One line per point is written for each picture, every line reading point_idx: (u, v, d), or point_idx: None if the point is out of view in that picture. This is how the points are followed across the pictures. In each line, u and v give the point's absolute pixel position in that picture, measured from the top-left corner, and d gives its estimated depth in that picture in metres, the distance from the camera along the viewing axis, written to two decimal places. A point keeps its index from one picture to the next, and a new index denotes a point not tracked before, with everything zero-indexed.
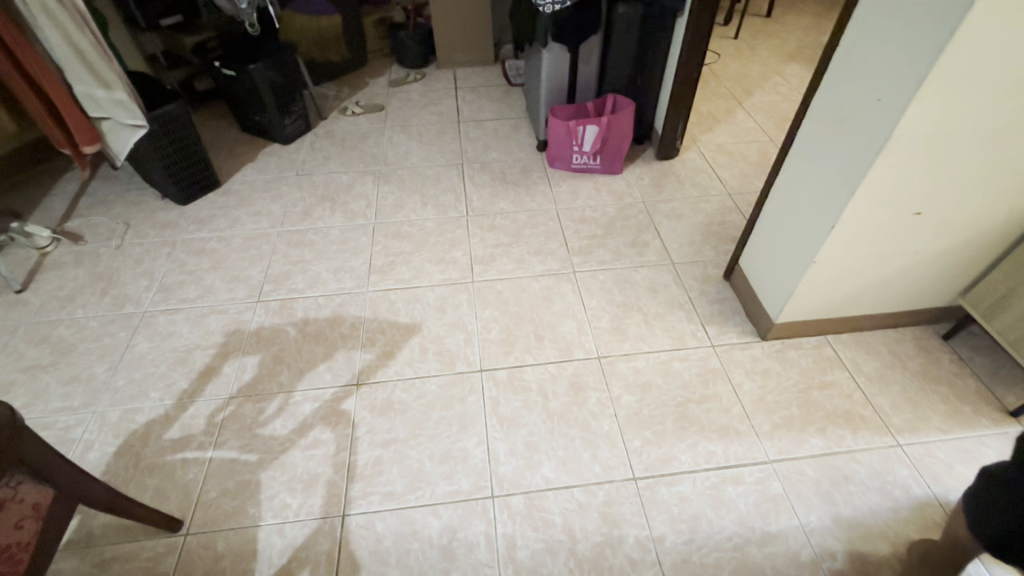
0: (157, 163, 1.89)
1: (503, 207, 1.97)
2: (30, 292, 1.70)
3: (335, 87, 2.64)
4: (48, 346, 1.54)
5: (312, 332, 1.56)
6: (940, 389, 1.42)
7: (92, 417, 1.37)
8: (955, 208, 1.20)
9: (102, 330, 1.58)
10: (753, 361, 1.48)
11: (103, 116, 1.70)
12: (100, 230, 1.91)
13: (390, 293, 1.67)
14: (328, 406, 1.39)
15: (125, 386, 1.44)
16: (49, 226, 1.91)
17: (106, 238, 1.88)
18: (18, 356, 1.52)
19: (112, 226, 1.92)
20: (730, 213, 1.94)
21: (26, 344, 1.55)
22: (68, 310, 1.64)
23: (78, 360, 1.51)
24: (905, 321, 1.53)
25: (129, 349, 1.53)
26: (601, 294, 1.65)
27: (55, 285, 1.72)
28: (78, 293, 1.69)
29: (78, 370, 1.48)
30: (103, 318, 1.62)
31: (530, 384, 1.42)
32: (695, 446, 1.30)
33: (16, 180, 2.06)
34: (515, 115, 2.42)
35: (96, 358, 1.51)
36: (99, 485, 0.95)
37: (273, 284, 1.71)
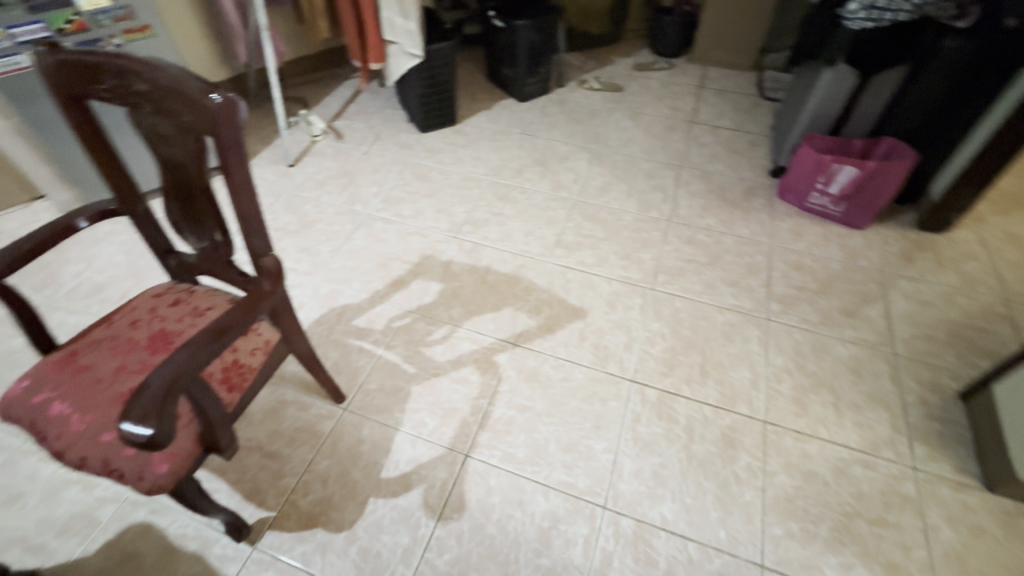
0: (416, 91, 2.14)
1: (708, 222, 1.83)
2: (297, 169, 2.08)
3: (582, 58, 2.67)
4: (296, 217, 1.88)
5: (490, 281, 1.66)
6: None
7: (309, 284, 1.65)
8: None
9: (335, 217, 1.88)
10: (966, 510, 1.18)
11: (394, 41, 1.95)
12: (356, 135, 2.24)
13: (569, 271, 1.68)
14: (484, 352, 1.47)
15: (338, 269, 1.70)
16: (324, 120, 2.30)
17: (359, 142, 2.20)
18: (276, 216, 1.89)
19: (366, 134, 2.24)
20: (996, 320, 1.54)
21: (283, 209, 1.91)
22: (317, 193, 1.98)
23: (312, 235, 1.81)
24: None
25: (349, 241, 1.79)
26: (789, 354, 1.46)
27: (315, 169, 2.08)
28: (328, 181, 2.03)
29: (311, 243, 1.79)
30: (338, 208, 1.91)
31: (679, 416, 1.33)
32: (849, 568, 1.10)
33: (314, 77, 2.51)
34: (757, 130, 2.20)
35: (325, 239, 1.80)
36: (304, 344, 1.14)
37: (471, 226, 1.84)
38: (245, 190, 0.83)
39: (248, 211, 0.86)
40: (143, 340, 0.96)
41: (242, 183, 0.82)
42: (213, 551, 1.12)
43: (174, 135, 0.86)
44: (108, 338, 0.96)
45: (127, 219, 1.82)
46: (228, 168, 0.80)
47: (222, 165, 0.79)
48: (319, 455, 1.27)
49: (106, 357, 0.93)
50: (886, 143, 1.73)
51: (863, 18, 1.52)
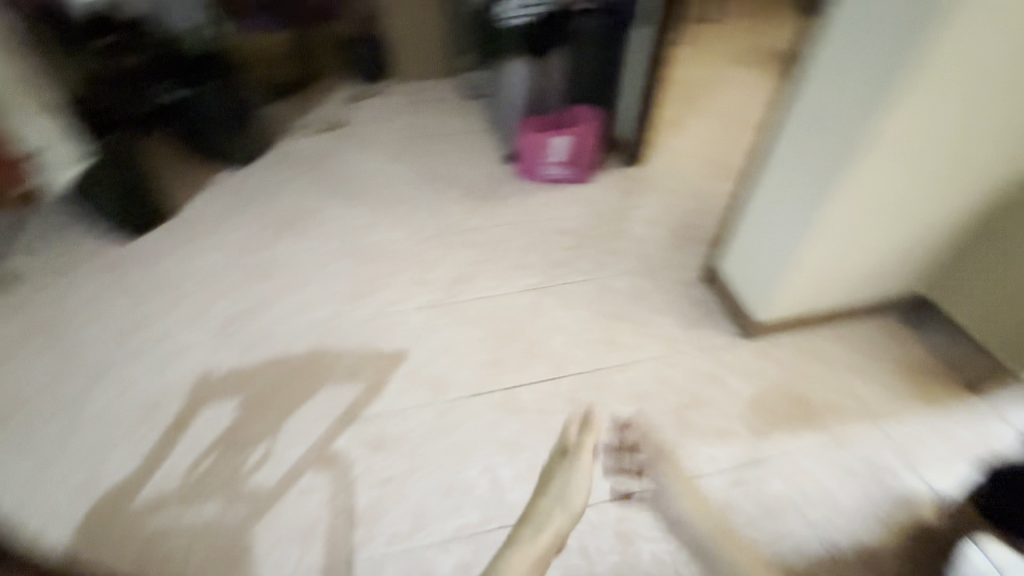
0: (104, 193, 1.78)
1: (475, 221, 1.93)
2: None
3: (290, 105, 2.53)
4: None
5: (290, 370, 1.47)
6: (920, 380, 1.46)
7: (56, 485, 1.26)
8: (937, 198, 1.24)
9: (53, 386, 1.44)
10: (745, 361, 1.50)
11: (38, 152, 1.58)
12: (37, 274, 1.74)
13: (370, 320, 1.60)
14: (317, 447, 1.31)
15: (90, 448, 1.32)
16: None
17: (44, 281, 1.71)
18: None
19: (51, 268, 1.76)
20: (700, 216, 1.98)
21: None
22: (10, 370, 1.49)
23: (28, 424, 1.37)
24: (887, 306, 1.58)
25: (87, 406, 1.40)
26: (587, 305, 1.65)
27: None
28: (19, 347, 1.54)
29: (30, 435, 1.35)
30: (50, 373, 1.47)
31: (528, 404, 1.39)
32: (697, 451, 1.31)
33: None
34: (480, 126, 2.39)
35: (50, 419, 1.38)
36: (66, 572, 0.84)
37: (241, 320, 1.60)
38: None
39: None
40: None
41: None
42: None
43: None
44: None
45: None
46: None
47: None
48: None
49: None
50: (582, 110, 2.05)
51: (523, 14, 1.80)
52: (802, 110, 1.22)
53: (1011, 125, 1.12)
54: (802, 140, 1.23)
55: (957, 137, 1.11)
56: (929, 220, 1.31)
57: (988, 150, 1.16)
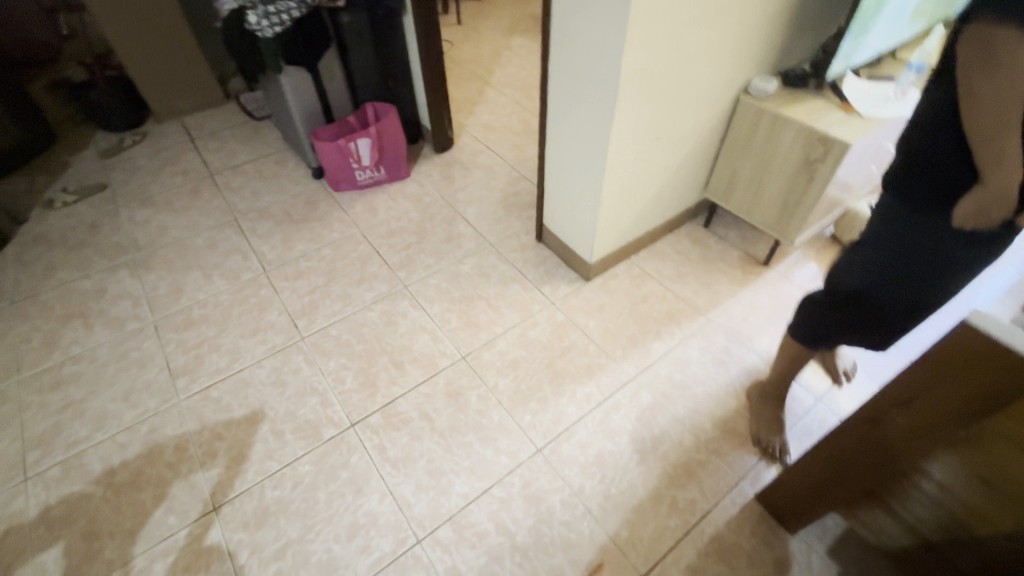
0: None
1: (300, 248, 1.80)
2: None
3: (25, 177, 2.06)
4: None
5: (126, 480, 1.24)
6: (725, 269, 1.73)
7: None
8: (688, 115, 1.44)
9: None
10: (592, 301, 1.63)
11: None
12: None
13: (209, 390, 1.41)
14: (186, 552, 1.13)
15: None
16: None
17: None
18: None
19: None
20: (518, 182, 2.08)
21: None
22: None
23: None
24: (685, 216, 1.83)
25: None
26: (439, 297, 1.64)
27: None
28: None
29: None
30: None
31: (409, 413, 1.36)
32: (575, 395, 1.41)
33: None
34: (275, 148, 2.21)
35: None
36: None
37: (37, 450, 1.30)
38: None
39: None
40: None
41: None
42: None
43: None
44: None
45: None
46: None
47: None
48: None
49: None
50: (372, 108, 1.98)
51: (268, 26, 1.61)
52: (565, 70, 1.30)
53: (723, 47, 1.33)
54: (574, 96, 1.32)
55: (687, 65, 1.29)
56: (689, 133, 1.51)
57: (712, 71, 1.37)
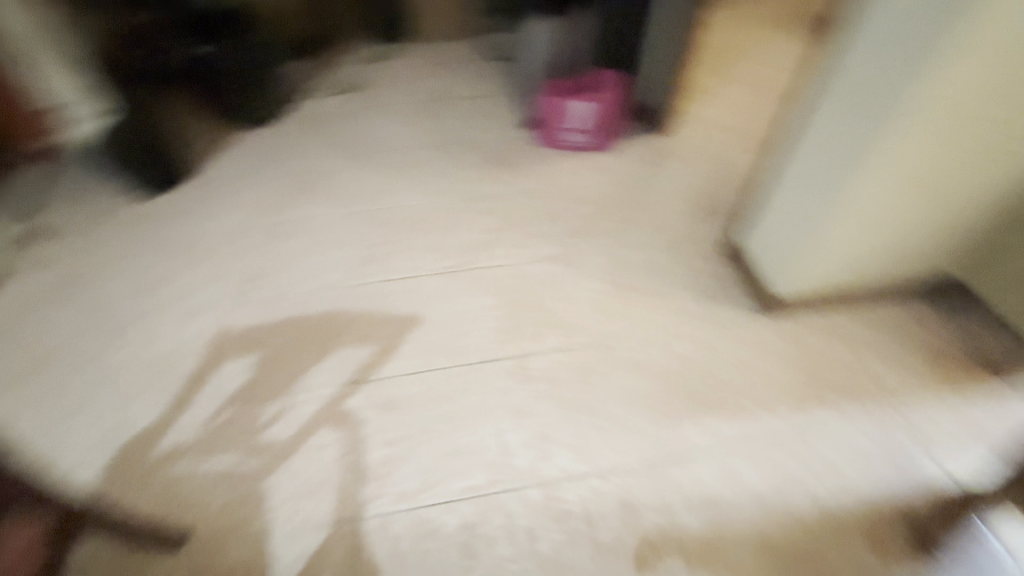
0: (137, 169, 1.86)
1: (492, 188, 1.90)
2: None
3: (310, 63, 2.48)
4: (23, 357, 1.46)
5: (306, 329, 1.49)
6: (947, 366, 1.41)
7: (84, 427, 1.32)
8: (981, 170, 1.16)
9: (78, 337, 1.49)
10: (762, 339, 1.46)
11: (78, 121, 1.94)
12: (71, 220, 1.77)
13: (384, 283, 1.60)
14: (328, 406, 1.34)
15: (116, 393, 1.38)
16: (11, 223, 1.77)
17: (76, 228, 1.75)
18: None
19: (80, 217, 1.79)
20: (724, 189, 1.91)
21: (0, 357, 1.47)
22: (40, 320, 1.53)
23: (61, 370, 1.42)
24: (914, 287, 1.52)
25: (109, 359, 1.44)
26: (603, 277, 1.62)
27: (19, 292, 1.60)
28: (44, 299, 1.58)
29: (62, 381, 1.41)
30: (79, 325, 1.51)
31: (538, 373, 1.39)
32: (707, 426, 1.30)
33: None
34: (501, 89, 2.32)
35: (78, 368, 1.43)
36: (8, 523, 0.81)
37: (257, 280, 1.62)
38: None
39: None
40: None
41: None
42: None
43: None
44: None
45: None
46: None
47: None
48: None
49: None
50: (610, 76, 1.98)
51: None
52: (832, 77, 1.15)
53: None
54: (832, 107, 1.17)
55: (1003, 109, 1.04)
56: (973, 194, 1.22)
57: None
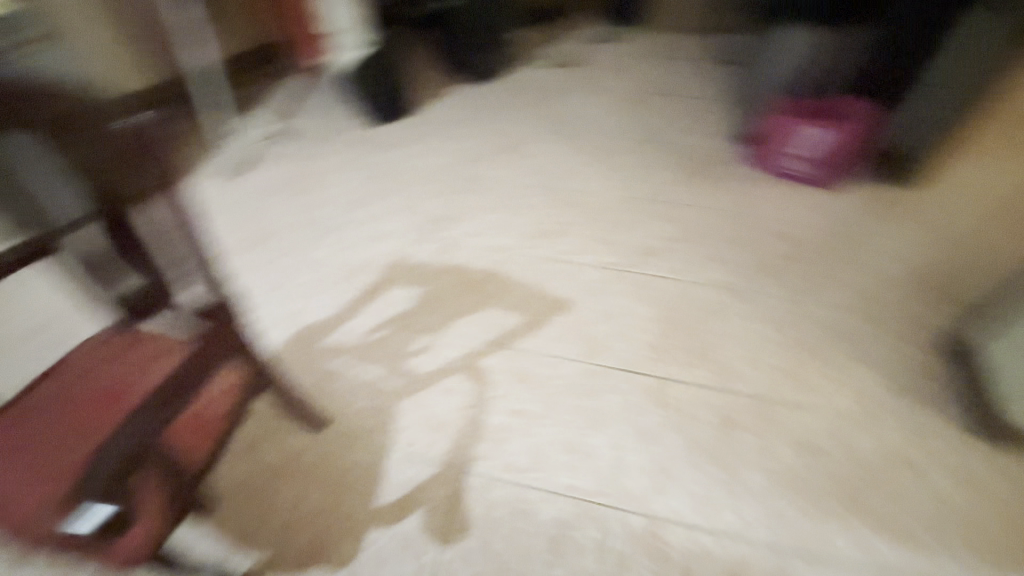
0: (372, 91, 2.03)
1: (682, 196, 1.79)
2: (245, 179, 1.91)
3: (538, 33, 2.56)
4: (253, 230, 1.75)
5: (468, 282, 1.57)
6: None
7: (279, 302, 1.55)
8: None
9: (295, 228, 1.75)
10: (969, 467, 1.18)
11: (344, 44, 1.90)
12: (315, 130, 2.09)
13: (549, 261, 1.61)
14: (467, 358, 1.40)
15: (309, 283, 1.59)
16: (272, 119, 2.12)
17: (317, 138, 2.06)
18: (230, 237, 1.74)
19: (321, 129, 2.09)
20: (977, 270, 1.52)
21: (238, 224, 1.77)
22: (275, 205, 1.83)
23: (276, 250, 1.69)
24: None
25: (311, 253, 1.67)
26: (780, 326, 1.43)
27: (265, 177, 1.92)
28: (280, 189, 1.88)
29: (274, 258, 1.66)
30: (298, 218, 1.78)
31: (677, 403, 1.30)
32: (860, 538, 1.10)
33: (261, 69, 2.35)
34: (721, 96, 2.15)
35: (287, 252, 1.68)
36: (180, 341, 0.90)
37: (440, 223, 1.74)
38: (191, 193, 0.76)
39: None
40: (86, 396, 0.84)
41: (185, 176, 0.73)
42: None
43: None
44: (47, 397, 0.85)
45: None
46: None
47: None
48: (308, 488, 1.18)
49: (13, 463, 0.77)
50: (864, 106, 1.71)
51: None
52: None
53: None
54: None
55: None
56: None
57: None
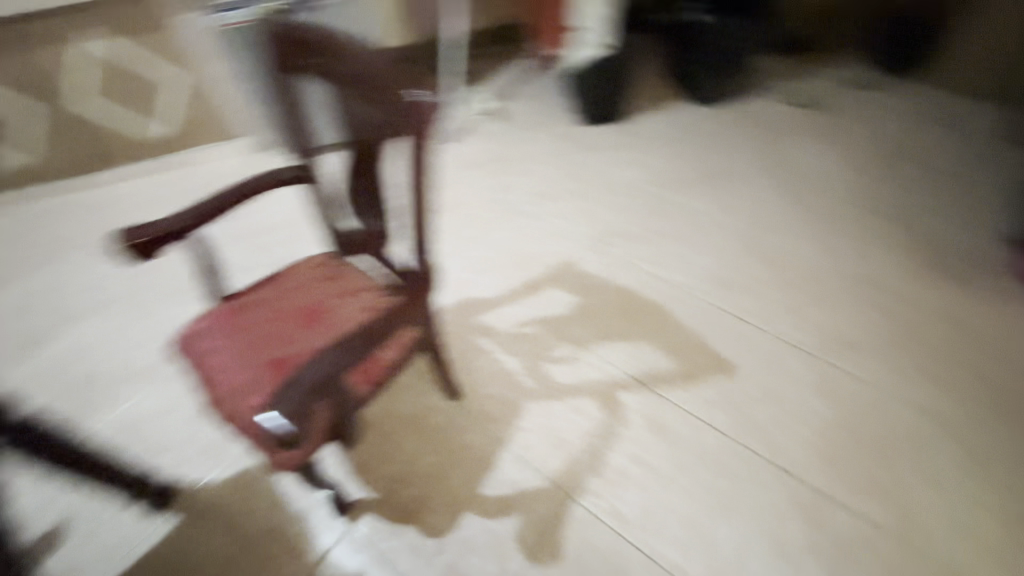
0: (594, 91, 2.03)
1: (909, 291, 1.50)
2: (463, 146, 2.04)
3: (784, 65, 2.32)
4: (452, 197, 1.86)
5: (630, 307, 1.50)
6: None
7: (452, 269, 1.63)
8: None
9: (488, 205, 1.83)
10: None
11: (585, 38, 1.88)
12: (526, 117, 2.16)
13: (723, 314, 1.47)
14: (607, 384, 1.34)
15: (483, 259, 1.65)
16: (493, 97, 2.24)
17: (526, 124, 2.13)
18: (436, 194, 1.89)
19: (533, 116, 2.16)
20: None
21: (449, 187, 1.90)
22: (483, 177, 1.93)
23: (462, 220, 1.78)
24: None
25: (492, 232, 1.73)
26: (1001, 490, 1.13)
27: (473, 149, 2.04)
28: (485, 164, 1.98)
29: (457, 228, 1.75)
30: (489, 196, 1.86)
31: (832, 528, 1.10)
32: None
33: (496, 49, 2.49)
34: (996, 189, 1.76)
35: (471, 225, 1.76)
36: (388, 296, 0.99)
37: (618, 238, 1.69)
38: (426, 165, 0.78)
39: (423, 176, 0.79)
40: (297, 312, 0.97)
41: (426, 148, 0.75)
42: (310, 526, 1.13)
43: (356, 113, 0.85)
44: (267, 301, 1.00)
45: (289, 189, 1.75)
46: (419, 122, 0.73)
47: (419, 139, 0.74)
48: (424, 450, 1.23)
49: (235, 348, 0.92)
50: None
51: None
52: None
53: None
54: None
55: None
56: None
57: None
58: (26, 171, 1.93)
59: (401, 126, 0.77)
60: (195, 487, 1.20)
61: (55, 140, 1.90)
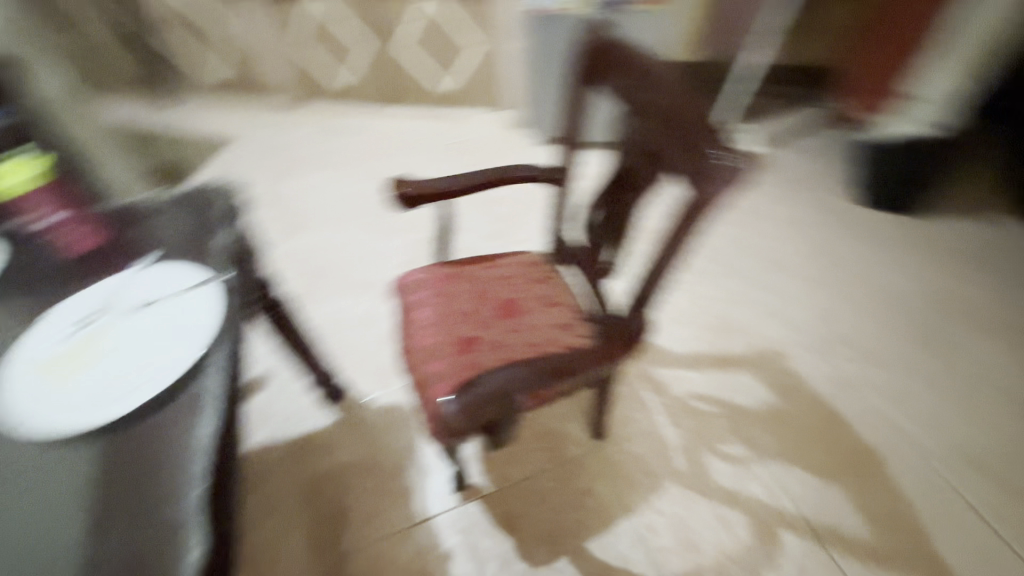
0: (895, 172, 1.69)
1: None
2: (752, 209, 1.84)
3: None
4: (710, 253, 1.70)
5: (834, 437, 1.24)
6: None
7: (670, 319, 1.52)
8: None
9: (742, 273, 1.63)
10: None
11: (914, 113, 1.59)
12: (797, 174, 1.96)
13: (963, 506, 1.13)
14: (770, 512, 1.13)
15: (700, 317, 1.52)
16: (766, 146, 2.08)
17: (796, 182, 1.94)
18: (704, 246, 1.73)
19: (809, 177, 1.95)
20: None
21: (720, 244, 1.73)
22: (755, 246, 1.72)
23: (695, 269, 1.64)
24: None
25: (712, 289, 1.59)
26: None
27: (747, 206, 1.86)
28: (751, 227, 1.78)
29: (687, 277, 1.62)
30: (725, 251, 1.71)
31: None
32: None
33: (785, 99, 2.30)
34: None
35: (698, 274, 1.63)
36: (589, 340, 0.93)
37: (853, 352, 1.40)
38: (688, 229, 0.67)
39: (679, 237, 0.68)
40: (499, 301, 1.00)
41: (695, 207, 0.65)
42: (426, 487, 1.21)
43: (634, 137, 0.80)
44: (478, 277, 1.05)
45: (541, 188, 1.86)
46: (702, 180, 0.62)
47: (694, 199, 0.64)
48: (549, 475, 1.21)
49: (438, 308, 1.00)
50: None
51: None
52: None
53: None
54: None
55: None
56: None
57: None
58: (350, 92, 2.39)
59: (681, 164, 0.68)
60: (361, 401, 1.36)
61: (376, 75, 2.30)
